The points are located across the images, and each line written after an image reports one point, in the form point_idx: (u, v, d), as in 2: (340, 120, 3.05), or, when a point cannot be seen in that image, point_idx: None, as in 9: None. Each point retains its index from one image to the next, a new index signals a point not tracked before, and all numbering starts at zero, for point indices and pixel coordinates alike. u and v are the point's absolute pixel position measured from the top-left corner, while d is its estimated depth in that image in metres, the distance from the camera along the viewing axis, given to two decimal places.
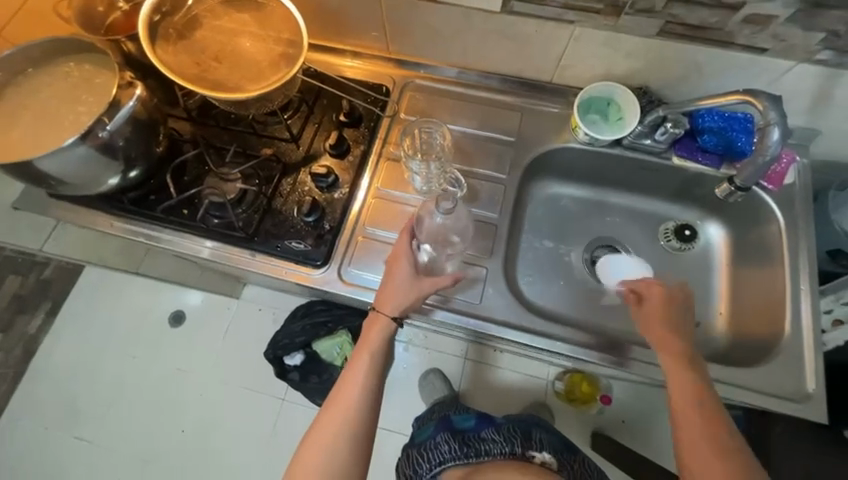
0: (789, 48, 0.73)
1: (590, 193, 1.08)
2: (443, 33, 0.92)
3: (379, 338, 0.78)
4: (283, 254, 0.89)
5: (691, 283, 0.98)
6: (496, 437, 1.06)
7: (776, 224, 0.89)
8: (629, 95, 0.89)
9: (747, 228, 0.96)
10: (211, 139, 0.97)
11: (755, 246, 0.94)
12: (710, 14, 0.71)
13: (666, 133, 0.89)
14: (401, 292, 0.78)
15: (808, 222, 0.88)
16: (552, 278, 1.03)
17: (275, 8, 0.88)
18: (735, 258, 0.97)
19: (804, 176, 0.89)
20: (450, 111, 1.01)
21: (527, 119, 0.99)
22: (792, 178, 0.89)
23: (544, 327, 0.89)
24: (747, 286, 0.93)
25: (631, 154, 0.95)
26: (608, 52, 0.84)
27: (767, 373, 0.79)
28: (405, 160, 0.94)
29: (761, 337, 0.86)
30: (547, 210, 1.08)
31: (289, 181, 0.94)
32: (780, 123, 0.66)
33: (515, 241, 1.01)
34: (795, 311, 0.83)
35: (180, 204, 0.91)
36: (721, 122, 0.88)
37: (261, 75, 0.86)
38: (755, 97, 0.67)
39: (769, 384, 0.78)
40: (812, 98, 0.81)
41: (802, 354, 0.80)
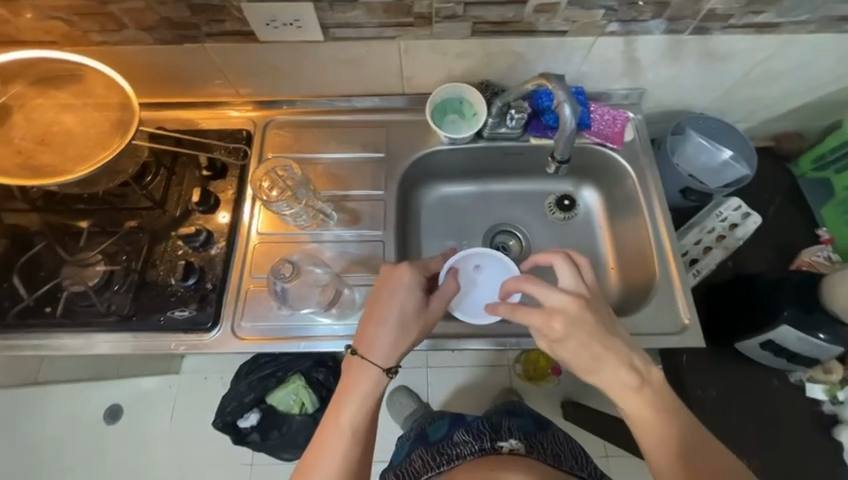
0: (583, 26, 0.81)
1: (475, 186, 1.12)
2: (283, 69, 0.92)
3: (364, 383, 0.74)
4: (167, 326, 0.84)
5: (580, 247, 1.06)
6: (465, 437, 1.11)
7: (630, 178, 0.98)
8: (474, 91, 0.95)
9: (612, 187, 1.04)
10: (64, 225, 0.90)
11: (621, 201, 1.02)
12: (506, 10, 0.77)
13: (514, 119, 0.95)
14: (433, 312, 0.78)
15: (654, 170, 0.97)
16: None
17: (95, 78, 0.84)
18: (611, 216, 1.05)
19: (641, 129, 0.99)
20: (318, 140, 1.01)
21: (393, 133, 1.02)
22: (631, 134, 0.98)
23: (452, 326, 0.92)
24: (625, 238, 1.01)
25: (495, 143, 1.00)
26: (440, 57, 0.89)
27: (647, 314, 0.86)
28: (269, 204, 0.90)
29: (642, 282, 0.94)
30: (441, 212, 1.11)
31: (160, 249, 0.89)
32: (568, 99, 0.74)
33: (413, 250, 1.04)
34: (661, 253, 0.91)
35: (40, 304, 0.84)
36: None
37: (94, 150, 0.82)
38: (547, 79, 0.75)
39: (652, 324, 0.85)
40: (623, 63, 0.90)
41: (673, 290, 0.88)
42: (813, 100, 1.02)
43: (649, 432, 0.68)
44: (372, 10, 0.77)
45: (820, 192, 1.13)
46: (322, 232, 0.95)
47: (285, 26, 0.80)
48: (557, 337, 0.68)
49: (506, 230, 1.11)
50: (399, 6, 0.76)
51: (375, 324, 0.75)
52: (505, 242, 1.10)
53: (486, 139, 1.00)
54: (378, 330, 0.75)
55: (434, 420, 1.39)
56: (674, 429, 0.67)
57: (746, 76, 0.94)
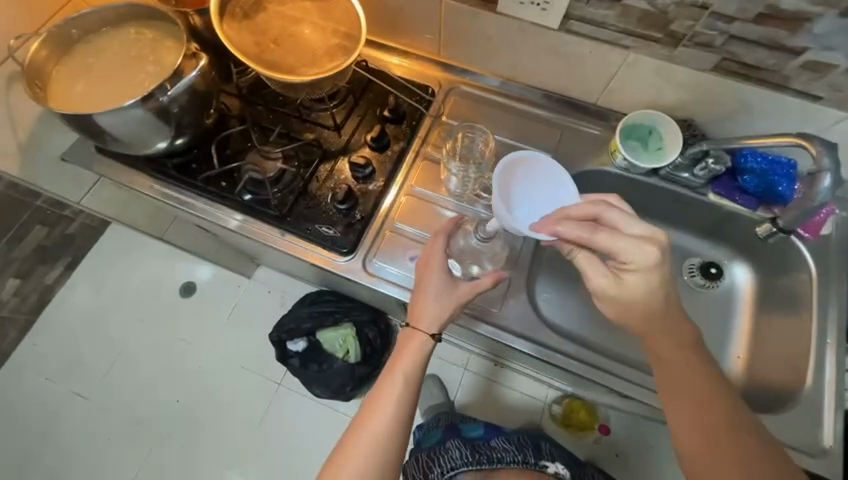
0: (843, 99, 0.73)
1: None
2: (496, 42, 0.93)
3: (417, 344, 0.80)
4: (312, 237, 0.90)
5: (712, 324, 0.97)
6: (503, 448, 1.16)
7: (807, 274, 0.88)
8: (673, 126, 0.90)
9: (775, 275, 0.95)
10: (257, 118, 0.99)
11: (782, 293, 0.93)
12: (768, 56, 0.71)
13: (706, 169, 0.89)
14: (439, 304, 0.80)
15: (839, 275, 0.87)
16: (570, 302, 1.05)
17: (339, 3, 0.91)
18: (759, 303, 0.96)
19: (841, 228, 0.88)
20: (492, 120, 1.02)
21: (567, 138, 1.00)
22: (828, 230, 0.88)
23: (560, 345, 0.89)
24: (771, 332, 0.92)
25: (668, 185, 0.95)
26: (659, 80, 0.85)
27: (782, 420, 0.78)
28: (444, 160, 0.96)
29: (782, 386, 0.85)
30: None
31: (326, 167, 0.95)
32: (833, 171, 0.67)
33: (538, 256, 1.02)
34: (818, 365, 0.82)
35: (219, 176, 0.94)
36: (764, 164, 0.88)
37: (317, 63, 0.89)
38: (809, 141, 0.68)
39: (786, 433, 0.77)
40: None
41: (819, 407, 0.79)
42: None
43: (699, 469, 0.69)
44: (625, 15, 0.75)
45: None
46: (472, 208, 0.96)
47: (529, 5, 0.81)
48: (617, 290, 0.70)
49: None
50: (655, 19, 0.74)
51: (421, 298, 0.81)
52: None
53: (660, 177, 0.95)
54: (412, 303, 0.82)
55: (465, 418, 1.35)
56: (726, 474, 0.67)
57: None
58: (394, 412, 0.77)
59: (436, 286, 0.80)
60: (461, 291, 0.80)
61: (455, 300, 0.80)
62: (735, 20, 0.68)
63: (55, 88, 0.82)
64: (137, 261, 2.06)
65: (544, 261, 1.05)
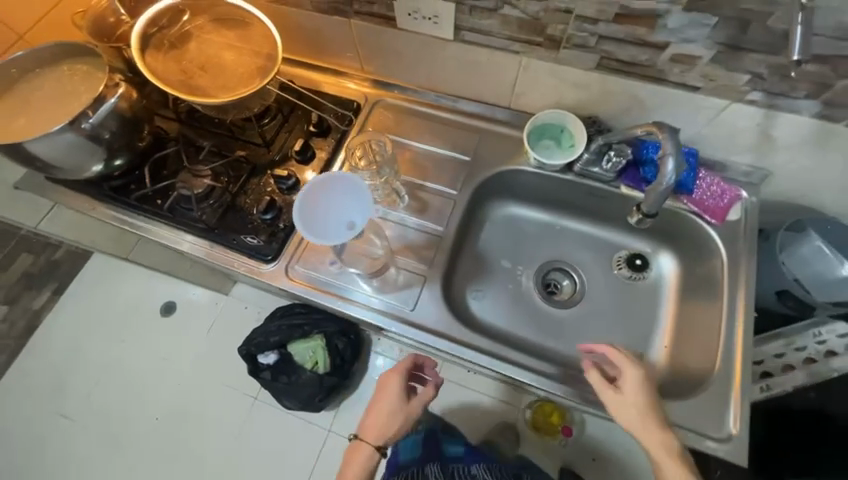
0: (719, 87, 0.75)
1: (548, 216, 1.10)
2: (407, 56, 0.99)
3: (364, 462, 0.93)
4: (237, 247, 0.95)
5: (637, 314, 0.99)
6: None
7: (718, 260, 0.89)
8: (578, 122, 0.93)
9: (695, 263, 0.95)
10: (192, 139, 1.06)
11: (704, 280, 0.92)
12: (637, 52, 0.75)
13: (611, 162, 0.92)
14: (390, 425, 0.93)
15: (751, 260, 0.87)
16: (503, 298, 1.05)
17: (258, 28, 0.98)
18: (683, 292, 0.97)
19: (751, 213, 0.89)
20: (413, 129, 1.07)
21: (485, 141, 1.04)
22: (737, 215, 0.89)
23: (479, 342, 0.90)
24: (693, 320, 0.92)
25: (582, 180, 0.97)
26: (555, 81, 0.89)
27: (690, 406, 0.78)
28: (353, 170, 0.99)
29: (699, 373, 0.85)
30: (505, 231, 1.10)
31: (254, 181, 1.01)
32: (675, 154, 0.68)
33: (466, 257, 1.05)
34: (729, 350, 0.81)
35: (154, 194, 1.00)
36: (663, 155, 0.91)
37: (236, 84, 0.96)
38: (658, 127, 0.70)
39: (695, 421, 0.77)
40: (753, 137, 0.82)
41: (731, 391, 0.78)
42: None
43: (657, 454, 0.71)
44: (506, 23, 0.80)
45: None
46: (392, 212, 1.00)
47: (423, 19, 0.87)
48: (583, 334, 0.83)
49: (568, 271, 1.07)
50: (531, 25, 0.78)
51: (373, 418, 0.95)
52: (564, 286, 1.05)
53: (575, 173, 0.97)
54: (364, 419, 0.95)
55: None
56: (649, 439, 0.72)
57: None
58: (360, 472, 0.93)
59: (389, 409, 0.94)
60: (412, 410, 0.93)
61: (405, 417, 0.94)
62: (599, 21, 0.72)
63: None
64: (121, 284, 2.14)
65: (474, 262, 1.07)
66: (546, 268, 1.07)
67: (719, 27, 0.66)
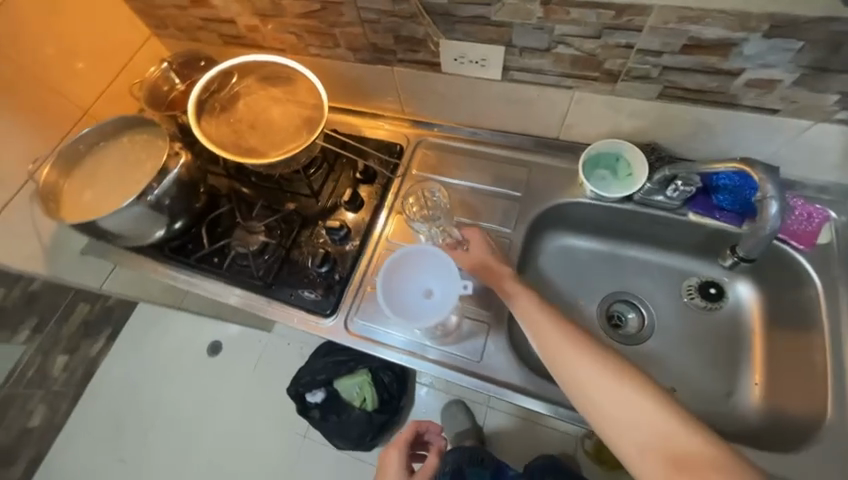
0: (802, 108, 0.70)
1: (606, 245, 1.04)
2: (451, 97, 0.98)
3: None
4: (296, 302, 0.95)
5: (716, 347, 0.92)
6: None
7: (813, 287, 0.81)
8: (637, 151, 0.89)
9: (781, 291, 0.88)
10: (244, 194, 1.09)
11: (793, 310, 0.85)
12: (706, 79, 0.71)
13: (677, 191, 0.86)
14: None
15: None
16: None
17: (303, 84, 1.01)
18: (768, 324, 0.89)
19: (842, 234, 0.82)
20: (460, 167, 1.05)
21: (535, 175, 1.01)
22: (826, 237, 0.82)
23: (552, 391, 0.84)
24: (786, 355, 0.85)
25: (644, 209, 0.92)
26: (611, 112, 0.85)
27: (805, 461, 0.71)
28: (409, 220, 0.99)
29: (803, 419, 0.78)
30: (561, 263, 1.05)
31: (307, 233, 1.02)
32: (779, 197, 0.68)
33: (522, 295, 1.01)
34: (843, 393, 0.74)
35: (211, 253, 1.03)
36: (737, 180, 0.85)
37: (285, 141, 0.97)
38: (752, 167, 0.69)
39: (808, 475, 0.71)
40: (840, 155, 0.75)
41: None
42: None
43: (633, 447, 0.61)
44: (559, 61, 0.78)
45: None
46: None
47: (470, 63, 0.86)
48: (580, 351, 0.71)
49: (633, 304, 1.00)
50: (587, 61, 0.76)
51: None
52: (631, 319, 0.99)
53: (636, 202, 0.92)
54: None
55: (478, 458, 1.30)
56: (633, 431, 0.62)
57: None
58: None
59: None
60: None
61: None
62: (664, 53, 0.69)
63: (68, 197, 0.95)
64: (169, 327, 2.20)
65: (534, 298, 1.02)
66: (609, 300, 1.02)
67: (805, 51, 0.62)
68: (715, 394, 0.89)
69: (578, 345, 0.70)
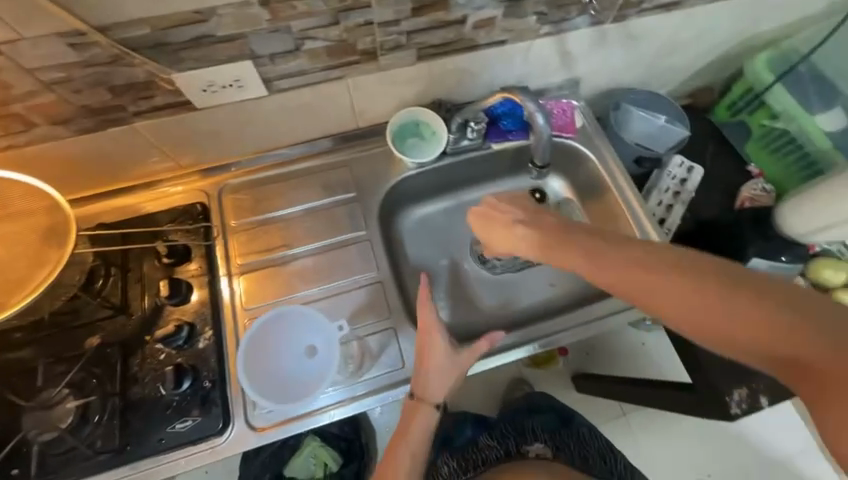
0: (519, 33, 0.85)
1: (449, 200, 1.11)
2: (230, 129, 0.87)
3: (423, 425, 0.79)
4: (171, 443, 0.76)
5: None
6: (546, 434, 1.15)
7: (590, 161, 1.04)
8: (429, 112, 0.93)
9: (575, 172, 1.08)
10: (10, 364, 0.77)
11: (588, 182, 1.07)
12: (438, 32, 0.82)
13: (475, 131, 0.96)
14: (446, 372, 0.79)
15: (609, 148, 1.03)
16: (461, 296, 1.04)
17: (13, 191, 0.74)
18: (582, 201, 1.09)
19: (588, 114, 1.05)
20: (284, 195, 0.95)
21: (359, 169, 0.99)
22: (581, 120, 1.04)
23: None
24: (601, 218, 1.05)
25: (461, 157, 1.00)
26: (390, 86, 0.88)
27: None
28: (287, 260, 0.91)
29: None
30: (422, 235, 1.09)
31: (137, 359, 0.80)
32: (540, 109, 0.87)
33: (407, 281, 1.02)
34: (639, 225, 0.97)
35: (8, 464, 0.73)
36: (508, 106, 0.99)
37: (27, 276, 0.71)
38: (512, 92, 0.87)
39: None
40: (560, 58, 0.95)
41: None
42: (728, 55, 1.11)
43: (783, 334, 0.51)
44: (316, 56, 0.76)
45: (741, 133, 1.22)
46: (319, 286, 0.90)
47: (223, 88, 0.77)
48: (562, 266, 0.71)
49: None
50: (342, 47, 0.76)
51: (428, 373, 0.79)
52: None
53: (452, 153, 1.00)
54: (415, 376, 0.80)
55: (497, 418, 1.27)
56: (761, 319, 0.53)
57: (661, 50, 1.02)
58: (408, 450, 0.81)
59: (439, 364, 0.79)
60: (463, 363, 0.79)
61: (458, 366, 0.79)
62: (400, 21, 0.75)
63: None
64: None
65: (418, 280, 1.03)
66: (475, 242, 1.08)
67: None
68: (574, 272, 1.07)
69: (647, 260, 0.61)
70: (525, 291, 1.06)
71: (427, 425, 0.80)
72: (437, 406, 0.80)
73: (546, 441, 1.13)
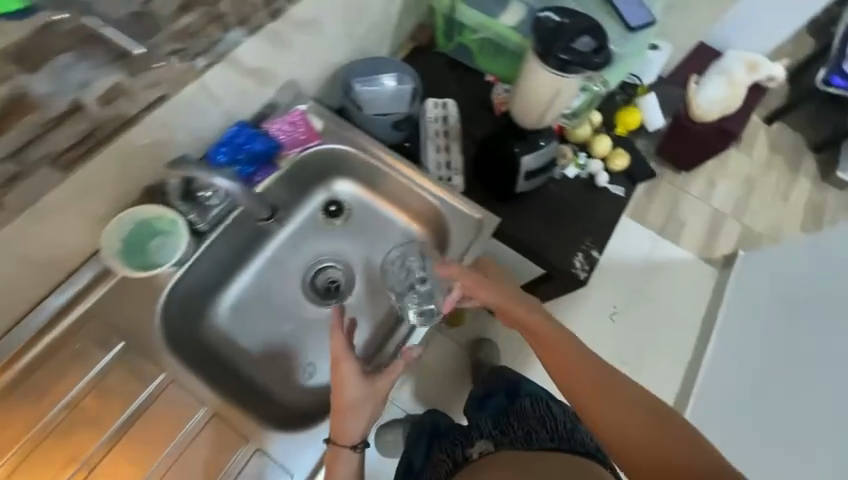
0: (174, 81, 0.70)
1: (254, 264, 0.99)
2: None
3: (346, 470, 0.75)
4: None
5: (379, 232, 1.06)
6: (487, 425, 1.12)
7: (349, 151, 0.98)
8: (146, 208, 0.79)
9: (348, 169, 1.03)
10: None
11: (363, 171, 1.03)
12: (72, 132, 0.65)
13: (214, 195, 0.84)
14: (359, 409, 0.74)
15: (359, 134, 0.98)
16: (321, 346, 0.96)
17: None
18: (373, 190, 1.05)
19: (321, 110, 0.97)
20: (31, 404, 0.71)
21: (108, 312, 0.78)
22: (319, 120, 0.96)
23: None
24: (394, 196, 1.04)
25: (223, 225, 0.87)
26: (64, 211, 0.69)
27: (459, 235, 0.96)
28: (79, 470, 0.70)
29: (433, 215, 1.00)
30: (246, 316, 0.95)
31: None
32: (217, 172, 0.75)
33: (256, 372, 0.91)
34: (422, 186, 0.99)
35: None
36: (228, 148, 0.84)
37: None
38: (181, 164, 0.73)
39: (461, 238, 0.95)
40: (251, 76, 0.84)
41: (451, 203, 0.97)
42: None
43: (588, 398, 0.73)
44: None
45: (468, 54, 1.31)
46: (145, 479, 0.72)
47: None
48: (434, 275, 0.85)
49: (322, 265, 1.04)
50: None
51: (341, 415, 0.74)
52: (334, 274, 1.04)
53: (213, 228, 0.86)
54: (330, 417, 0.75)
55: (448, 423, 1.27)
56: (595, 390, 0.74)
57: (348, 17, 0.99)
58: None
59: (354, 401, 0.74)
60: (381, 388, 0.75)
61: (375, 399, 0.76)
62: None
63: None
64: None
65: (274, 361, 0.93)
66: (308, 285, 1.02)
67: (91, 63, 0.57)
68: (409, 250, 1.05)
69: (550, 332, 0.82)
70: (381, 295, 1.02)
71: (350, 466, 0.76)
72: (355, 445, 0.75)
73: (490, 433, 1.08)
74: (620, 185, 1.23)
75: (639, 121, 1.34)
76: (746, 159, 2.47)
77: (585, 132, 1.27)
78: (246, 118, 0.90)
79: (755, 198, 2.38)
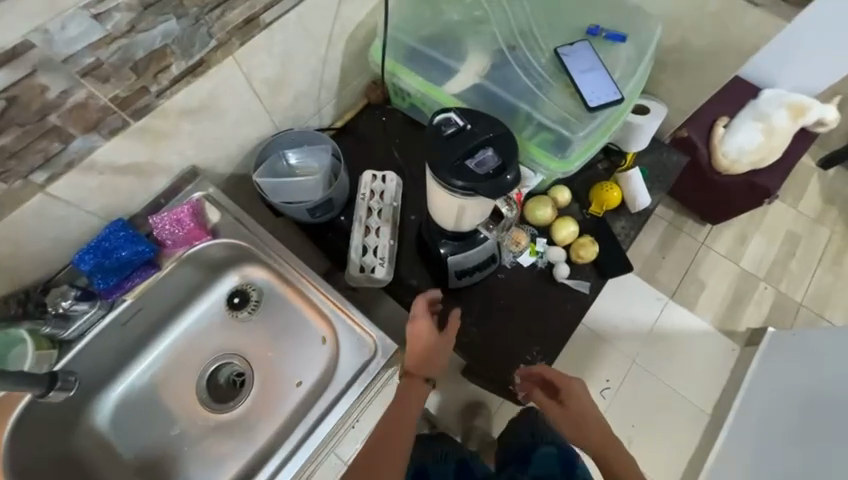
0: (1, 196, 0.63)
1: (165, 307, 0.89)
2: None
3: (415, 405, 0.85)
4: None
5: (290, 301, 0.93)
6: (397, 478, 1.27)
7: (218, 245, 0.86)
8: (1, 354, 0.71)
9: (218, 266, 0.91)
10: None
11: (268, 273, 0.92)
12: None
13: (74, 307, 0.75)
14: (428, 346, 0.87)
15: (240, 242, 0.87)
16: (210, 384, 0.91)
17: None
18: (283, 283, 0.92)
19: (221, 200, 0.87)
20: None
21: None
22: (215, 213, 0.87)
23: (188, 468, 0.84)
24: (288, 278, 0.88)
25: (83, 338, 0.78)
26: None
27: (346, 355, 0.81)
28: None
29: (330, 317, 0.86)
30: (95, 375, 0.84)
31: None
32: None
33: (151, 421, 0.87)
34: (317, 298, 0.85)
35: None
36: (115, 239, 0.77)
37: None
38: None
39: (319, 341, 0.90)
40: (130, 163, 0.75)
41: (348, 317, 0.83)
42: None
43: (599, 444, 0.85)
44: None
45: (441, 71, 1.02)
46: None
47: None
48: (287, 393, 0.89)
49: (223, 359, 0.92)
50: None
51: (417, 354, 0.87)
52: (234, 370, 0.92)
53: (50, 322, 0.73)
54: (408, 350, 0.87)
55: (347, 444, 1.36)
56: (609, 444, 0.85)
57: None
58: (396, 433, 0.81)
59: (427, 343, 0.87)
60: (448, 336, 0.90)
61: (435, 351, 0.88)
62: None
63: None
64: None
65: (148, 422, 0.87)
66: (201, 388, 0.90)
67: None
68: (315, 351, 0.89)
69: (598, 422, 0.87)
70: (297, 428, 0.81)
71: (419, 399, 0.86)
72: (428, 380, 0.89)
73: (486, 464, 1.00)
74: (585, 281, 1.03)
75: (621, 198, 1.10)
76: (792, 213, 2.06)
77: (547, 214, 1.05)
78: (129, 214, 0.82)
79: (796, 259, 1.98)
